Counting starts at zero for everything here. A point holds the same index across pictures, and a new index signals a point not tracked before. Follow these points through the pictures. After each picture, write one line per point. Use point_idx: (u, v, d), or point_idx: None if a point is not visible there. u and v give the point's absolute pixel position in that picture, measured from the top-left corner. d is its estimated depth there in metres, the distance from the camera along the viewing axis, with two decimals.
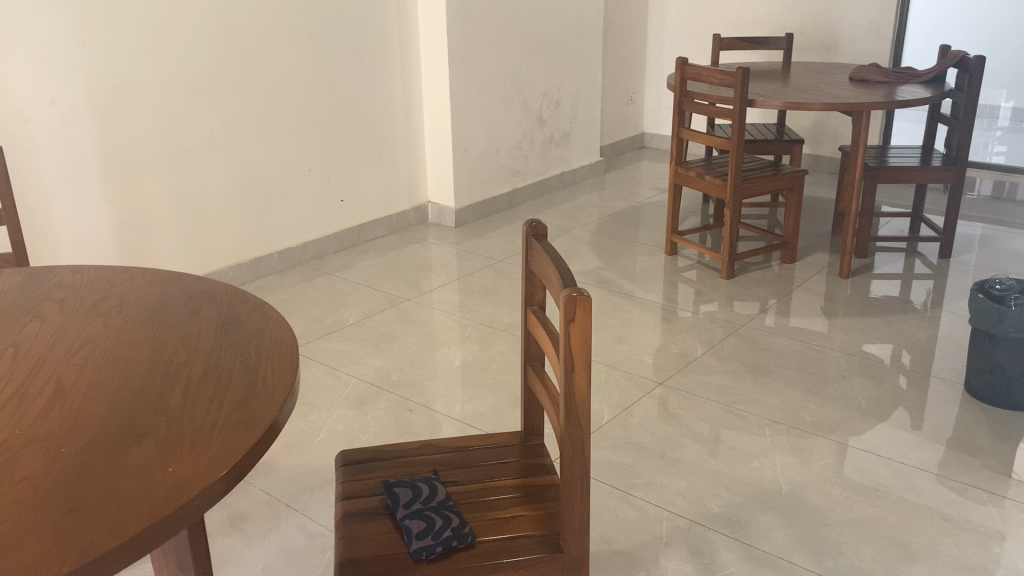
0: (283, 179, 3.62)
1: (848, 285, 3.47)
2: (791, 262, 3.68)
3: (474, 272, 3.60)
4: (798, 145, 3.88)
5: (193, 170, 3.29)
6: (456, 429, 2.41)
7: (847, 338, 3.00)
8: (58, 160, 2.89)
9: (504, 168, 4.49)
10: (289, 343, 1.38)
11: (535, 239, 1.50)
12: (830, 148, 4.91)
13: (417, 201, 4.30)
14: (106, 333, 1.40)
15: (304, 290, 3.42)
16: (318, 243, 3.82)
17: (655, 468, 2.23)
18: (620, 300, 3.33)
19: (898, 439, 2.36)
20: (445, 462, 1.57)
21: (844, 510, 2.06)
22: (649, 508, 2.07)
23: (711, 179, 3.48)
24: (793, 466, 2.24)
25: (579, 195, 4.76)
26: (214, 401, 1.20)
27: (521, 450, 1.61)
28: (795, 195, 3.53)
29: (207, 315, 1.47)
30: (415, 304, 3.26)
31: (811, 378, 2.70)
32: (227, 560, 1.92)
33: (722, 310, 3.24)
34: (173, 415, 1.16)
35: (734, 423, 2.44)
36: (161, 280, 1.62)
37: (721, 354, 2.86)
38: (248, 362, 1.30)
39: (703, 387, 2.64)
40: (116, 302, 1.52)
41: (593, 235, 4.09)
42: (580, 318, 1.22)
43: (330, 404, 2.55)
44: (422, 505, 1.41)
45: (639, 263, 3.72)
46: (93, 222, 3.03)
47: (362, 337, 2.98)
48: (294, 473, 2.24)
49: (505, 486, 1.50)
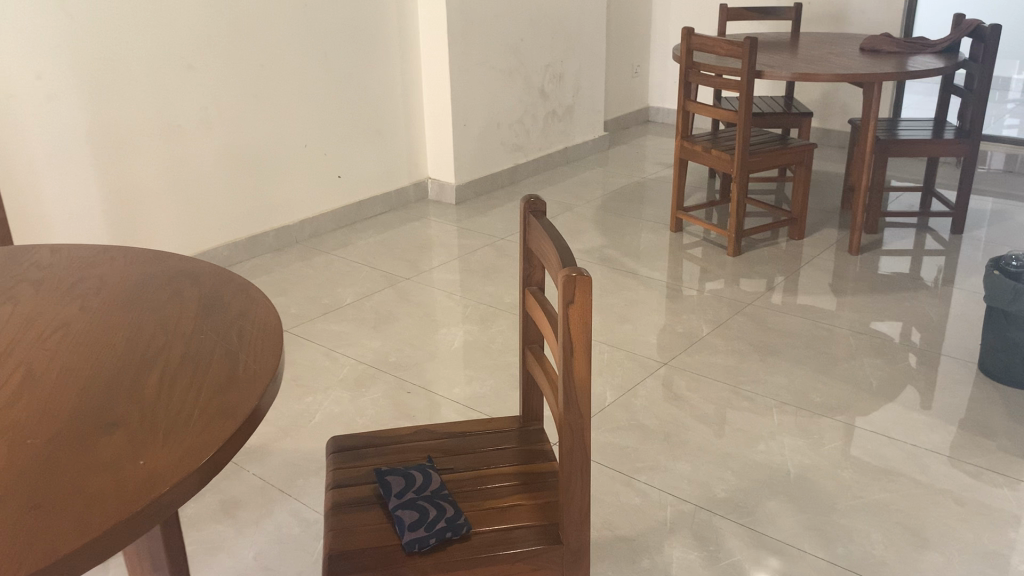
0: (279, 157, 3.55)
1: (857, 262, 3.39)
2: (799, 238, 3.59)
3: (474, 251, 3.52)
4: (807, 118, 3.78)
5: (187, 147, 3.21)
6: (455, 412, 2.35)
7: (856, 317, 2.92)
8: (47, 138, 2.82)
9: (505, 144, 4.40)
10: (274, 325, 1.31)
11: (534, 216, 1.42)
12: (839, 121, 4.80)
13: (416, 177, 4.21)
14: (82, 316, 1.33)
15: (302, 269, 3.36)
16: (316, 222, 3.75)
17: (659, 452, 2.17)
18: (624, 279, 3.25)
19: (910, 422, 2.29)
20: (441, 449, 1.51)
21: (855, 494, 2.00)
22: (652, 493, 2.01)
23: (718, 154, 3.39)
24: (801, 449, 2.17)
25: (582, 171, 4.68)
26: (192, 389, 1.13)
27: (520, 436, 1.54)
28: (803, 169, 3.44)
29: (188, 297, 1.40)
30: (414, 284, 3.18)
31: (820, 358, 2.62)
32: (218, 548, 1.87)
33: (728, 289, 3.17)
34: (149, 403, 1.10)
35: (740, 404, 2.38)
36: (143, 260, 1.55)
37: (727, 333, 2.79)
38: (230, 347, 1.23)
39: (708, 368, 2.57)
40: (94, 283, 1.45)
41: (596, 212, 4.01)
42: (579, 301, 1.14)
43: (326, 386, 2.49)
44: (415, 494, 1.35)
45: (643, 241, 3.64)
46: (84, 202, 2.96)
47: (360, 317, 2.91)
48: (288, 457, 2.18)
49: (503, 474, 1.44)
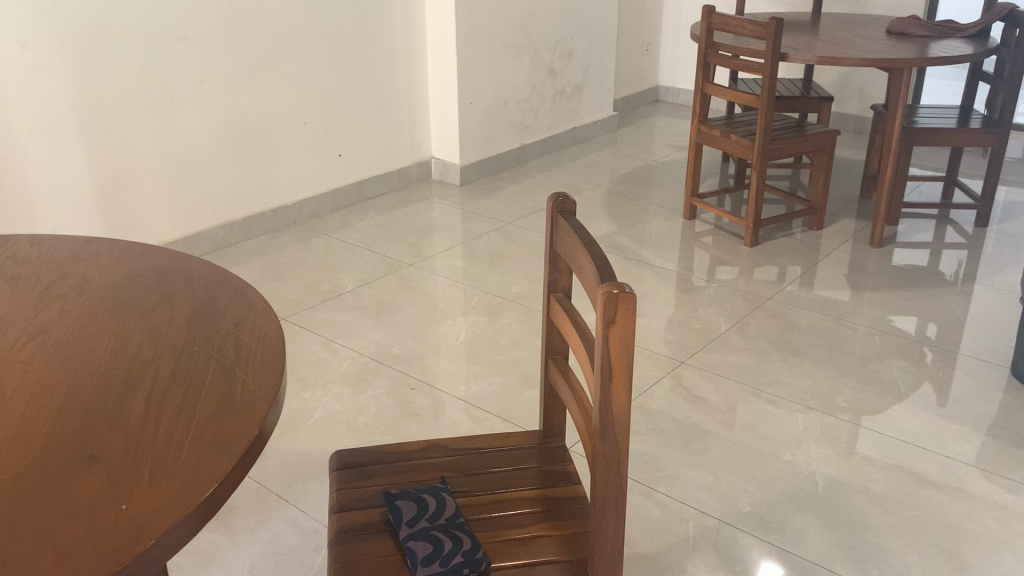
0: (278, 134, 3.40)
1: (876, 255, 3.26)
2: (817, 228, 3.46)
3: (480, 236, 3.38)
4: (827, 102, 3.64)
5: (180, 122, 3.05)
6: (461, 411, 2.23)
7: (880, 314, 2.80)
8: (32, 111, 2.67)
9: (512, 123, 4.25)
10: (274, 336, 1.17)
11: (562, 216, 1.28)
12: (856, 105, 4.66)
13: (419, 157, 4.06)
14: (60, 322, 1.20)
15: (300, 252, 3.22)
16: (314, 202, 3.61)
17: (678, 460, 2.05)
18: (635, 268, 3.12)
19: (942, 430, 2.17)
20: (455, 468, 1.38)
21: (887, 511, 1.88)
22: (673, 505, 1.89)
23: (736, 139, 3.25)
24: (829, 459, 2.05)
25: (590, 152, 4.53)
26: (182, 415, 1.00)
27: (540, 454, 1.42)
28: (824, 157, 3.30)
29: (180, 302, 1.26)
30: (417, 270, 3.05)
31: (844, 358, 2.50)
32: (209, 559, 1.75)
33: (744, 280, 3.04)
34: (134, 431, 0.97)
35: (762, 408, 2.25)
36: (128, 256, 1.41)
37: (746, 330, 2.66)
38: (224, 363, 1.10)
39: (726, 368, 2.45)
40: (75, 282, 1.32)
41: (605, 196, 3.86)
42: (621, 321, 1.01)
43: (326, 381, 2.36)
44: (429, 523, 1.23)
45: (654, 228, 3.50)
46: (72, 180, 2.82)
47: (361, 306, 2.77)
48: (285, 459, 2.05)
49: (523, 499, 1.32)
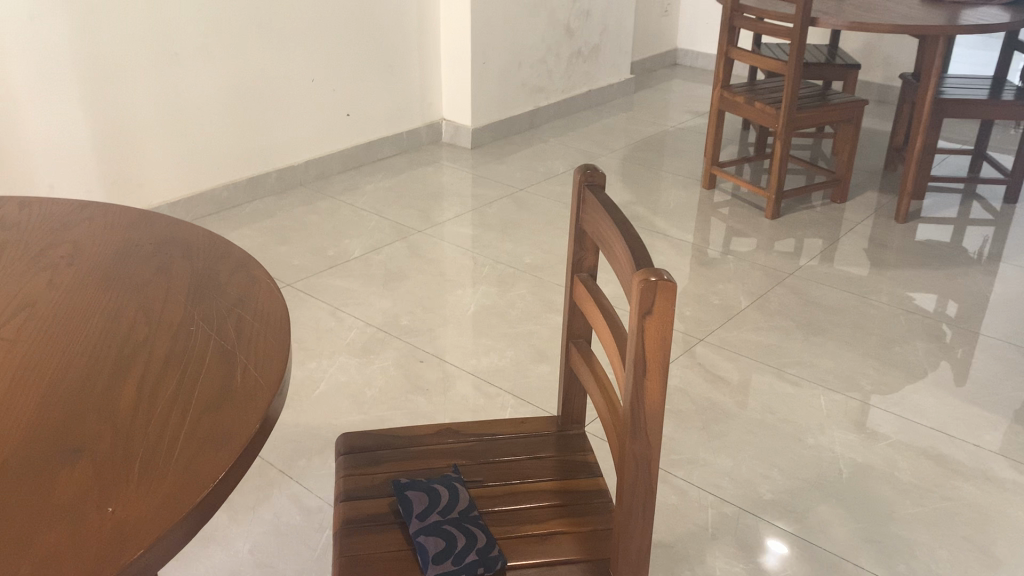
0: (283, 91, 3.28)
1: (900, 230, 3.15)
2: (840, 201, 3.34)
3: (491, 202, 3.28)
4: (854, 71, 3.50)
5: (184, 77, 2.94)
6: (470, 386, 2.15)
7: (904, 292, 2.70)
8: (29, 63, 2.56)
9: (526, 85, 4.12)
10: (279, 315, 1.09)
11: (590, 190, 1.19)
12: (880, 74, 4.54)
13: (429, 118, 3.95)
14: (48, 294, 1.11)
15: (305, 215, 3.12)
16: (320, 163, 3.50)
17: (696, 442, 1.97)
18: (652, 239, 3.02)
19: (970, 417, 2.08)
20: (468, 455, 1.31)
21: (914, 501, 1.81)
22: (692, 491, 1.82)
23: (760, 107, 3.13)
24: (853, 445, 1.97)
25: (605, 116, 4.40)
26: (177, 404, 0.92)
27: (558, 443, 1.34)
28: (851, 127, 3.18)
29: (178, 275, 1.18)
30: (426, 237, 2.95)
31: (868, 339, 2.41)
32: (209, 537, 1.68)
33: (764, 253, 2.94)
34: (123, 421, 0.89)
35: (784, 389, 2.17)
36: (124, 224, 1.32)
37: (767, 307, 2.57)
38: (224, 344, 1.02)
39: (746, 346, 2.36)
40: (66, 251, 1.23)
41: (621, 163, 3.75)
42: (659, 312, 0.92)
43: (331, 351, 2.28)
44: (441, 516, 1.15)
45: (671, 197, 3.39)
46: (71, 136, 2.72)
47: (368, 273, 2.68)
48: (288, 433, 1.98)
49: (540, 492, 1.24)
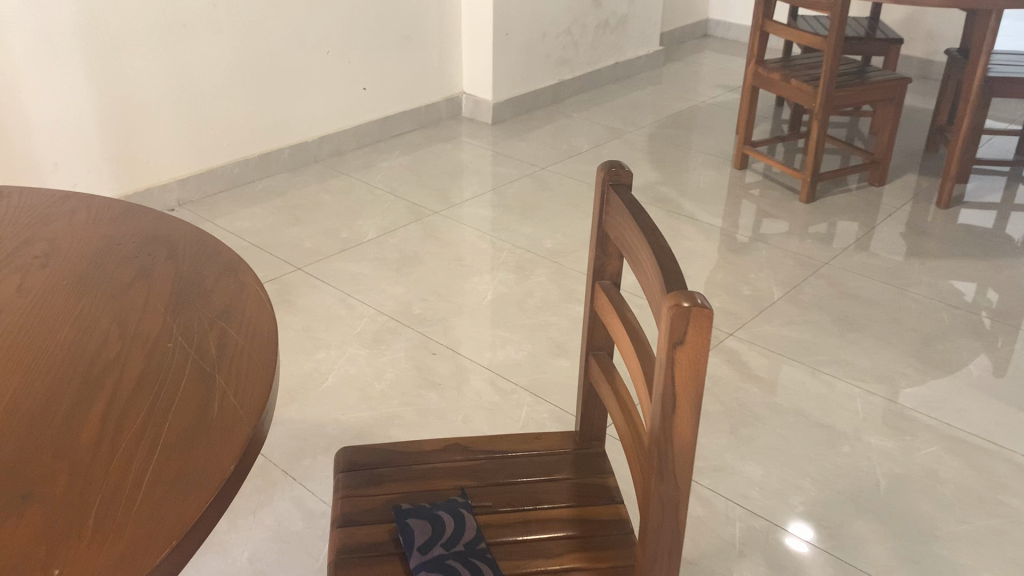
0: (296, 62, 3.16)
1: (941, 216, 2.99)
2: (878, 184, 3.19)
3: (511, 181, 3.16)
4: (896, 46, 3.32)
5: (193, 50, 2.82)
6: (485, 381, 2.05)
7: (945, 283, 2.55)
8: (29, 35, 2.44)
9: (550, 57, 3.97)
10: (266, 328, 0.98)
11: (614, 190, 1.07)
12: (922, 48, 4.36)
13: (449, 92, 3.81)
14: (15, 302, 1.01)
15: (318, 193, 3.01)
16: (335, 139, 3.39)
17: (724, 448, 1.85)
18: (678, 223, 2.88)
19: (1017, 425, 1.95)
20: (477, 475, 1.20)
21: (957, 518, 1.68)
22: (718, 502, 1.71)
23: (797, 85, 2.96)
24: (891, 454, 1.85)
25: (632, 90, 4.24)
26: (144, 439, 0.81)
27: (575, 463, 1.23)
28: (893, 106, 3.01)
29: (159, 279, 1.07)
30: (443, 218, 2.84)
31: (907, 336, 2.27)
32: (206, 544, 1.59)
33: (797, 240, 2.80)
34: (82, 460, 0.78)
35: (818, 391, 2.04)
36: (108, 218, 1.21)
37: (800, 299, 2.44)
38: (202, 364, 0.91)
39: (777, 342, 2.23)
40: (41, 250, 1.12)
41: (647, 140, 3.60)
42: (691, 342, 0.81)
43: (341, 341, 2.18)
44: (444, 550, 1.05)
45: (699, 178, 3.25)
46: (74, 111, 2.61)
47: (381, 257, 2.58)
48: (294, 429, 1.88)
49: (555, 520, 1.13)
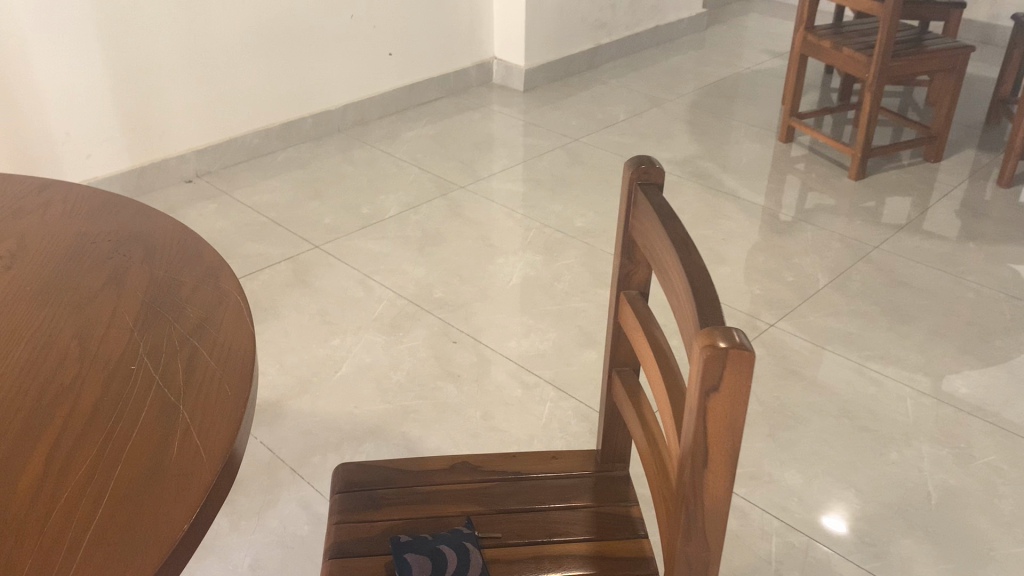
0: (318, 27, 3.02)
1: (1002, 195, 2.79)
2: (934, 160, 2.99)
3: (542, 154, 3.01)
4: (957, 9, 3.12)
5: (209, 16, 2.70)
6: (508, 373, 1.93)
7: (1005, 270, 2.37)
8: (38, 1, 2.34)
9: (586, 21, 3.79)
10: (241, 349, 0.87)
11: (643, 191, 0.93)
12: (985, 12, 4.11)
13: (480, 57, 3.66)
14: None
15: (340, 165, 2.90)
16: (360, 107, 3.27)
17: (762, 453, 1.72)
18: (718, 201, 2.72)
19: None
20: (486, 501, 1.09)
21: (1017, 539, 1.54)
22: (753, 514, 1.58)
23: (849, 54, 2.77)
24: (945, 463, 1.70)
25: (672, 56, 4.05)
26: (90, 486, 0.71)
27: (594, 489, 1.11)
28: (953, 77, 2.80)
29: (132, 287, 0.96)
30: (469, 194, 2.71)
31: (964, 329, 2.11)
32: (205, 549, 1.51)
33: (846, 220, 2.62)
34: (16, 514, 0.68)
35: (865, 390, 1.90)
36: (84, 212, 1.10)
37: (848, 287, 2.28)
38: (167, 394, 0.81)
39: (821, 335, 2.08)
40: (8, 249, 1.02)
41: (688, 110, 3.42)
42: (728, 389, 0.67)
43: (358, 326, 2.08)
44: None
45: (741, 151, 3.07)
46: (86, 82, 2.52)
47: (403, 235, 2.46)
48: (303, 423, 1.79)
49: (570, 556, 1.02)
